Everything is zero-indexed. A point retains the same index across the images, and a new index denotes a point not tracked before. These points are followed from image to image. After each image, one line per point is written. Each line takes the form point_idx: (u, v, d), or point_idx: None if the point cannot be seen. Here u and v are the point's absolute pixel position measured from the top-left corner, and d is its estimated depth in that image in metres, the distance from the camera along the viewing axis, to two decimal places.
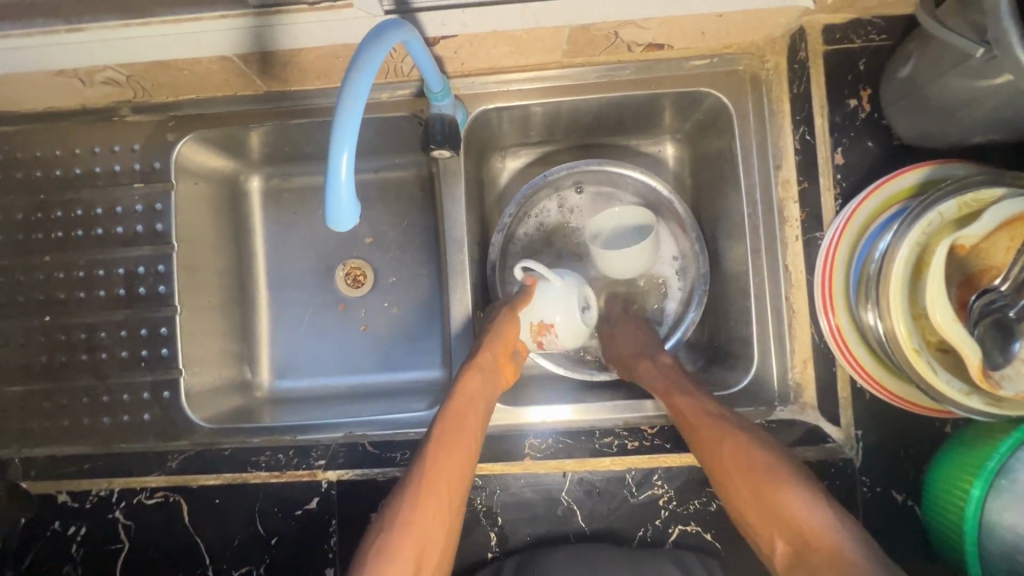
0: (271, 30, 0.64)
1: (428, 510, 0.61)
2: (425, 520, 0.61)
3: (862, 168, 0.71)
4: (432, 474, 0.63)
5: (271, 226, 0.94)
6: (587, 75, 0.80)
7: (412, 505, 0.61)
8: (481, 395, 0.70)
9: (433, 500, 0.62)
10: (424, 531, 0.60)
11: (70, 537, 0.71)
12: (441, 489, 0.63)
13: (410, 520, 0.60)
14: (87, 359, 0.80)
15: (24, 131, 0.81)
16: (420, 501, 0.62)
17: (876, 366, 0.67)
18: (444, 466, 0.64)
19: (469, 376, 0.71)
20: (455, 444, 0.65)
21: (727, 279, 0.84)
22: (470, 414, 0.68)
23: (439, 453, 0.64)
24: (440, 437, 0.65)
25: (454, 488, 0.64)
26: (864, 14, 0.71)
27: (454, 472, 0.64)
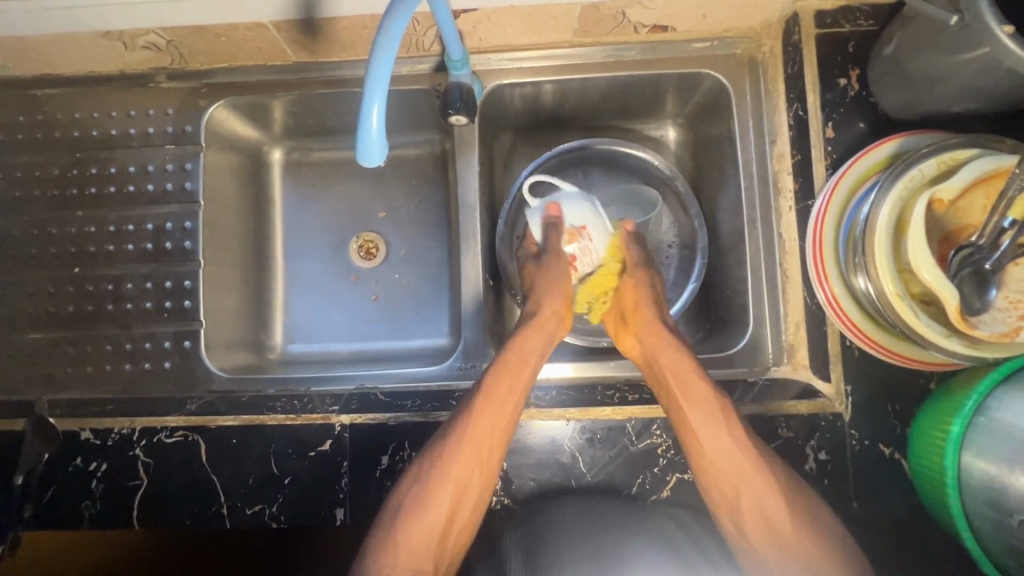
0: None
1: (469, 462, 0.67)
2: (467, 465, 0.67)
3: (851, 142, 0.76)
4: (476, 429, 0.68)
5: (291, 196, 0.99)
6: (596, 55, 0.85)
7: (455, 457, 0.67)
8: (534, 353, 0.73)
9: (473, 453, 0.67)
10: (460, 481, 0.67)
11: (90, 473, 0.74)
12: (482, 447, 0.68)
13: (450, 470, 0.67)
14: (113, 309, 0.84)
15: (65, 93, 0.86)
16: (463, 454, 0.67)
17: (864, 321, 0.71)
18: (486, 424, 0.68)
19: (528, 335, 0.74)
20: (503, 401, 0.69)
21: (724, 251, 0.88)
22: (522, 374, 0.71)
23: (486, 409, 0.69)
24: (492, 393, 0.69)
25: (494, 444, 0.68)
26: (852, 2, 0.76)
27: (496, 430, 0.69)
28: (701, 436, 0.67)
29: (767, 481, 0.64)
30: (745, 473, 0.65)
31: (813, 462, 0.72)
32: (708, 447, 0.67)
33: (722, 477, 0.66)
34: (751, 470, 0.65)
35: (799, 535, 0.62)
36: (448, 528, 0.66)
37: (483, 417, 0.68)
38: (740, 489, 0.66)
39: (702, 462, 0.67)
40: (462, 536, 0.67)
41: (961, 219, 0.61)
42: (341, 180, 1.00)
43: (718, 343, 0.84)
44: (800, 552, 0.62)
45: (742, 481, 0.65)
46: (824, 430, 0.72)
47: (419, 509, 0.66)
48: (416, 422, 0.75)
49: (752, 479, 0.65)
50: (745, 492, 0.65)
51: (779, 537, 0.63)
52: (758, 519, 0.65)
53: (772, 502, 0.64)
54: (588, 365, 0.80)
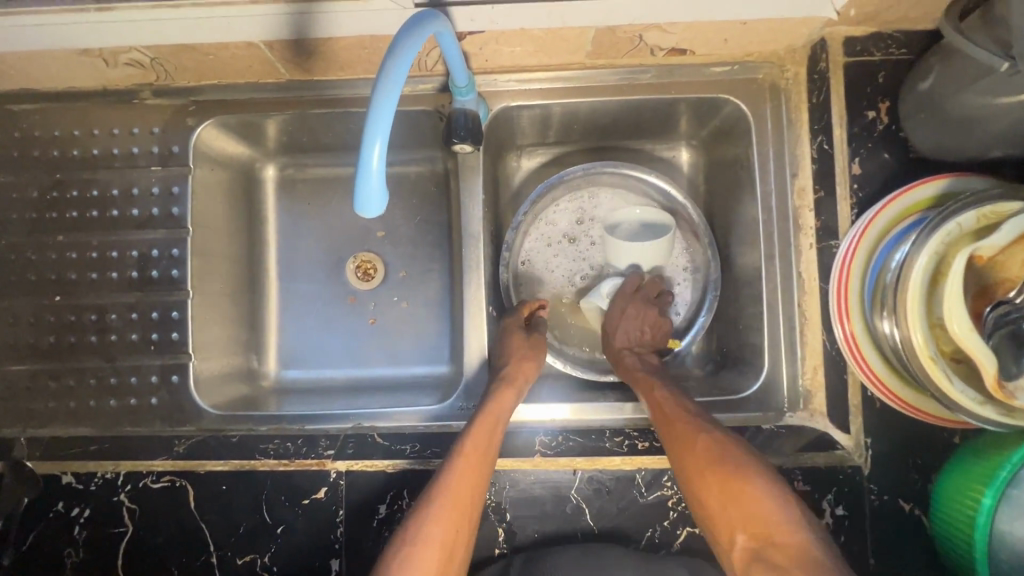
0: (303, 20, 0.64)
1: (451, 525, 0.62)
2: (454, 518, 0.62)
3: (879, 180, 0.72)
4: (456, 487, 0.64)
5: (285, 216, 0.94)
6: (609, 77, 0.80)
7: (436, 520, 0.62)
8: (506, 413, 0.70)
9: (458, 505, 0.63)
10: (450, 534, 0.62)
11: (72, 519, 0.70)
12: (463, 506, 0.63)
13: (435, 523, 0.61)
14: (96, 341, 0.80)
15: (43, 109, 0.81)
16: (445, 515, 0.62)
17: (889, 374, 0.67)
18: (468, 481, 0.64)
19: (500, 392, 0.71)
20: (483, 452, 0.66)
21: (738, 285, 0.85)
22: (495, 433, 0.68)
23: (468, 466, 0.65)
24: (470, 451, 0.66)
25: (473, 502, 0.64)
26: (884, 28, 0.72)
27: (475, 488, 0.65)
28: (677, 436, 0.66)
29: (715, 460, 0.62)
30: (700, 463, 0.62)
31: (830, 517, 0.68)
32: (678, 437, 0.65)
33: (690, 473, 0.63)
34: (708, 476, 0.61)
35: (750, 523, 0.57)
36: None
37: (462, 473, 0.64)
38: (704, 478, 0.61)
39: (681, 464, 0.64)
40: None
41: (999, 275, 0.57)
42: (337, 200, 0.95)
43: (730, 382, 0.81)
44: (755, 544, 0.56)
45: (704, 472, 0.61)
46: (842, 484, 0.69)
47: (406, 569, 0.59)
48: (416, 469, 0.71)
49: (705, 471, 0.62)
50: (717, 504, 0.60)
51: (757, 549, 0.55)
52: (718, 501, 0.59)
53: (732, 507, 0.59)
54: (587, 408, 0.75)
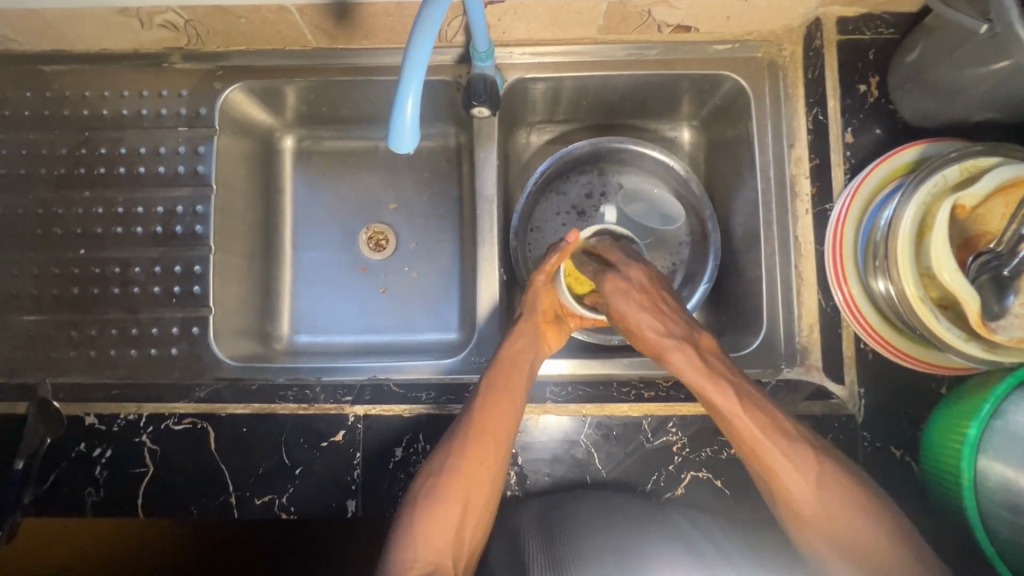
0: None
1: (475, 458, 0.66)
2: (474, 463, 0.66)
3: (870, 148, 0.77)
4: (480, 424, 0.67)
5: (302, 184, 0.98)
6: (617, 52, 0.85)
7: (461, 453, 0.66)
8: (524, 357, 0.73)
9: (478, 452, 0.66)
10: (471, 475, 0.65)
11: (94, 459, 0.72)
12: (488, 442, 0.67)
13: (457, 466, 0.65)
14: (119, 293, 0.82)
15: (75, 70, 0.84)
16: (469, 449, 0.66)
17: (881, 323, 0.71)
18: (492, 419, 0.67)
19: (515, 338, 0.74)
20: (500, 402, 0.69)
21: (738, 252, 0.89)
22: (514, 373, 0.71)
23: (490, 405, 0.68)
24: (491, 390, 0.69)
25: (499, 438, 0.67)
26: (873, 10, 0.78)
27: (501, 426, 0.68)
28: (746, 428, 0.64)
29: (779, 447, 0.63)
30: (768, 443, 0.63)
31: None
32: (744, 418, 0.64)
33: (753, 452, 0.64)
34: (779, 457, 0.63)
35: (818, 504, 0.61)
36: (463, 520, 0.64)
37: (487, 412, 0.68)
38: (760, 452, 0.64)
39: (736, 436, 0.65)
40: (479, 528, 0.64)
41: (980, 226, 0.61)
42: (354, 169, 0.99)
43: (730, 343, 0.85)
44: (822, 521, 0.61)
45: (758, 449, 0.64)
46: (837, 431, 0.73)
47: (432, 504, 0.64)
48: (431, 414, 0.74)
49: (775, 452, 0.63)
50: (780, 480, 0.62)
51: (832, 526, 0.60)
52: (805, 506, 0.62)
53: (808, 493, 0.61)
54: (591, 363, 0.79)
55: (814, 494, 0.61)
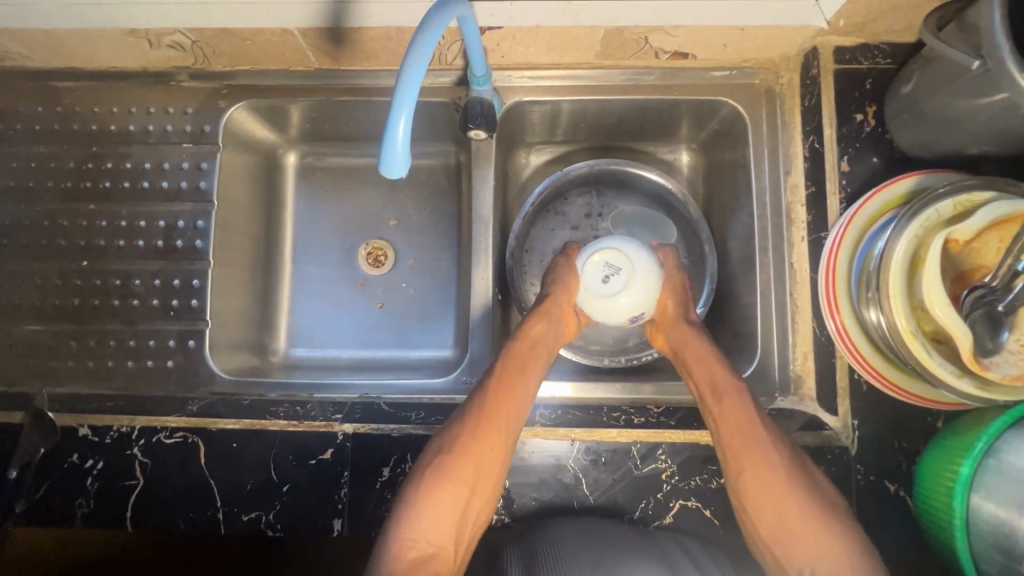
0: (351, 8, 0.71)
1: (485, 443, 0.66)
2: (484, 446, 0.66)
3: (866, 176, 0.77)
4: (494, 405, 0.68)
5: (303, 200, 0.99)
6: (615, 77, 0.86)
7: (472, 436, 0.66)
8: (543, 342, 0.74)
9: (489, 434, 0.66)
10: (479, 460, 0.65)
11: (86, 471, 0.72)
12: (500, 425, 0.67)
13: (468, 448, 0.65)
14: (119, 305, 0.83)
15: (85, 87, 0.86)
16: (481, 431, 0.66)
17: (875, 356, 0.71)
18: (505, 402, 0.68)
19: (533, 322, 0.75)
20: (515, 385, 0.69)
21: (734, 277, 0.89)
22: (530, 357, 0.72)
23: (505, 387, 0.69)
24: (503, 375, 0.70)
25: (510, 421, 0.68)
26: (871, 39, 0.78)
27: (513, 411, 0.68)
28: (743, 447, 0.66)
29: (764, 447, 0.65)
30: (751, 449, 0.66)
31: None
32: (734, 417, 0.68)
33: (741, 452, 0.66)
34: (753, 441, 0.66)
35: (800, 519, 0.63)
36: (469, 504, 0.64)
37: (499, 393, 0.68)
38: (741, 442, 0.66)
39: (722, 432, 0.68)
40: (482, 511, 0.65)
41: (975, 260, 0.61)
42: (354, 187, 1.00)
43: None
44: (799, 532, 0.63)
45: (744, 436, 0.66)
46: (829, 463, 0.72)
47: (438, 484, 0.64)
48: (420, 435, 0.74)
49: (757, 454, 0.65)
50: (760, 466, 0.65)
51: (797, 535, 0.63)
52: (758, 497, 0.64)
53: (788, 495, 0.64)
54: (588, 386, 0.78)
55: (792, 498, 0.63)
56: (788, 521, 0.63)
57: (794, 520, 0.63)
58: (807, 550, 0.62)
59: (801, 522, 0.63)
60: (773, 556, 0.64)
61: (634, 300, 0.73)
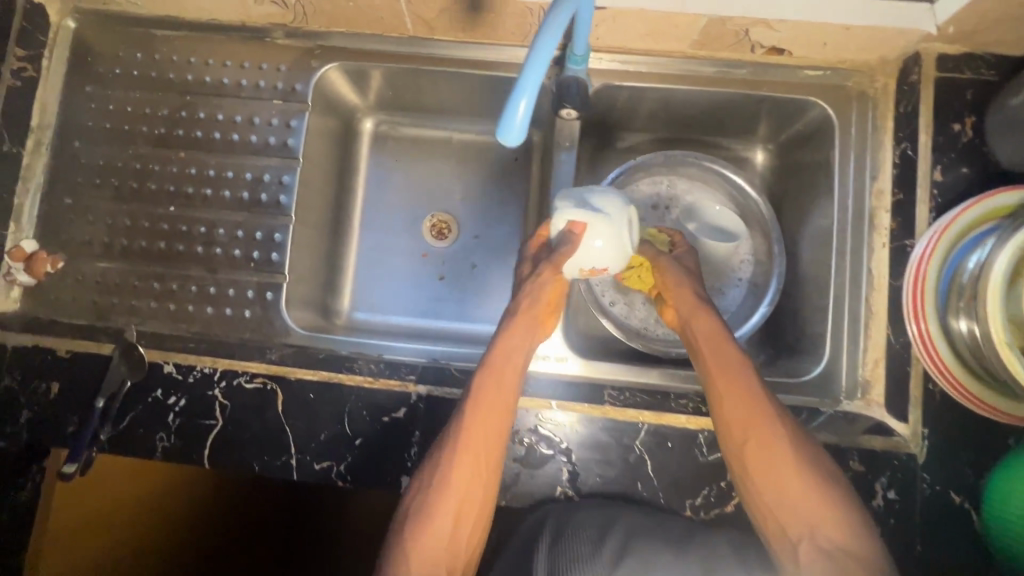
0: None
1: (467, 461, 0.63)
2: (467, 458, 0.63)
3: (957, 188, 0.76)
4: (475, 413, 0.65)
5: (377, 167, 1.01)
6: (706, 68, 0.86)
7: (454, 452, 0.63)
8: (516, 352, 0.70)
9: (467, 450, 0.64)
10: (465, 472, 0.63)
11: (169, 406, 0.75)
12: (480, 441, 0.64)
13: (450, 461, 0.63)
14: (202, 252, 0.85)
15: (184, 37, 0.88)
16: (463, 447, 0.63)
17: (958, 367, 0.70)
18: (482, 417, 0.65)
19: (507, 331, 0.71)
20: (490, 400, 0.66)
21: (803, 280, 0.89)
22: (508, 370, 0.68)
23: (483, 400, 0.66)
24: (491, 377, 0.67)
25: (493, 430, 0.65)
26: (976, 50, 0.77)
27: (494, 419, 0.65)
28: (749, 439, 0.64)
29: (768, 421, 0.65)
30: (760, 423, 0.65)
31: (882, 500, 0.71)
32: (735, 397, 0.67)
33: (744, 426, 0.65)
34: (758, 415, 0.65)
35: (806, 498, 0.61)
36: (459, 516, 0.62)
37: (475, 412, 0.65)
38: (742, 420, 0.65)
39: (725, 406, 0.67)
40: (476, 521, 0.62)
41: None
42: (427, 157, 1.01)
43: (787, 369, 0.85)
44: (807, 514, 0.60)
45: (748, 414, 0.66)
46: (895, 469, 0.72)
47: (425, 512, 0.61)
48: None
49: (766, 428, 0.65)
50: (757, 439, 0.64)
51: (806, 512, 0.61)
52: (765, 472, 0.63)
53: (789, 471, 0.62)
54: (653, 372, 0.79)
55: (796, 474, 0.62)
56: (796, 500, 0.61)
57: (801, 496, 0.61)
58: (815, 525, 0.60)
59: (808, 500, 0.61)
60: (780, 536, 0.61)
61: (610, 244, 0.71)
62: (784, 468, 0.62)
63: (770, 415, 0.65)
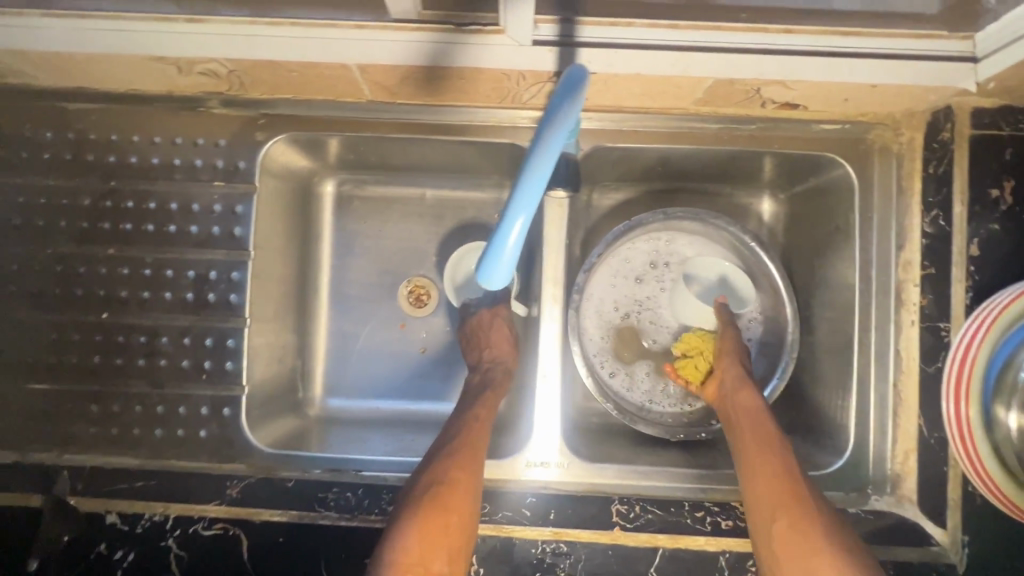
0: (427, 51, 0.59)
1: (439, 522, 0.57)
2: (443, 525, 0.58)
3: (997, 263, 0.68)
4: (453, 478, 0.61)
5: (342, 238, 0.89)
6: (710, 124, 0.76)
7: (428, 510, 0.58)
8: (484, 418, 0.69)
9: (448, 514, 0.58)
10: (439, 538, 0.57)
11: (114, 563, 0.66)
12: (457, 502, 0.59)
13: (426, 525, 0.57)
14: (144, 365, 0.74)
15: (101, 110, 0.75)
16: (439, 508, 0.58)
17: (1005, 478, 0.61)
18: (461, 481, 0.61)
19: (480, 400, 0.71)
20: (469, 462, 0.63)
21: (819, 351, 0.81)
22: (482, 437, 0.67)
23: (462, 463, 0.62)
24: (482, 413, 0.69)
25: (470, 498, 0.61)
26: (1016, 103, 0.68)
27: (470, 486, 0.61)
28: (759, 462, 0.66)
29: (790, 492, 0.63)
30: (785, 494, 0.63)
31: None
32: (763, 465, 0.65)
33: (771, 500, 0.63)
34: (784, 486, 0.63)
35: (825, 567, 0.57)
36: None
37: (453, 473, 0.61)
38: (769, 493, 0.63)
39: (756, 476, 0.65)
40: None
41: None
42: (397, 221, 0.90)
43: (807, 455, 0.77)
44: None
45: (776, 484, 0.63)
46: None
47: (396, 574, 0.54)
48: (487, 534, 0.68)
49: (789, 499, 0.62)
50: (781, 512, 0.62)
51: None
52: (788, 549, 0.60)
53: (811, 541, 0.59)
54: (662, 478, 0.72)
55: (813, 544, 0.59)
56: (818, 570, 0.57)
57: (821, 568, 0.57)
58: None
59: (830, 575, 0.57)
60: None
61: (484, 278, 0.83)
62: (802, 544, 0.59)
63: (797, 488, 0.63)
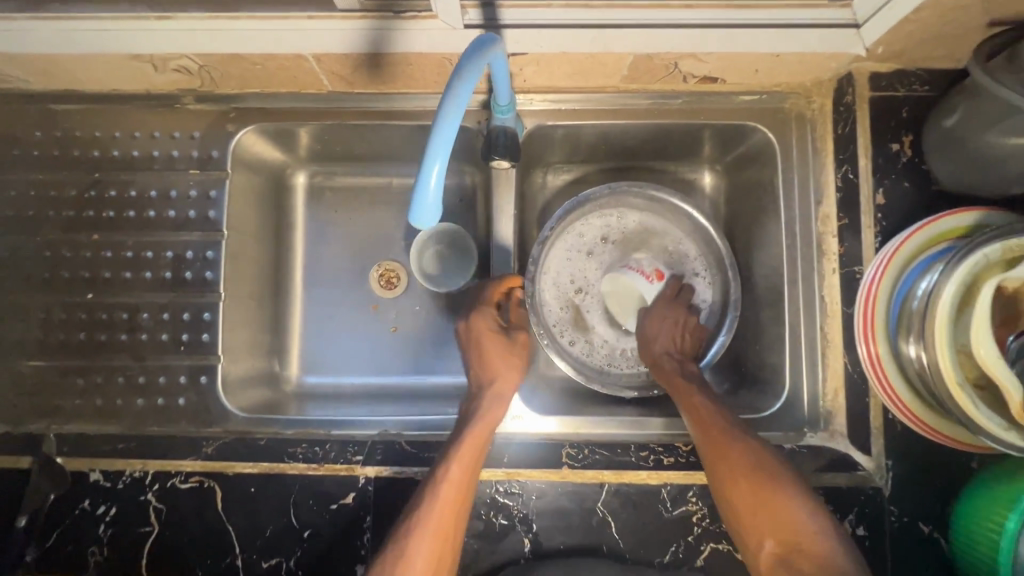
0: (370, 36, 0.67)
1: (434, 521, 0.64)
2: (433, 521, 0.64)
3: (901, 210, 0.75)
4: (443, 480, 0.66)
5: (312, 223, 0.95)
6: (641, 100, 0.83)
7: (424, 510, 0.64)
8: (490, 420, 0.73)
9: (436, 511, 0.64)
10: (432, 533, 0.63)
11: (98, 517, 0.72)
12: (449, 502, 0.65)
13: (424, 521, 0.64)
14: (127, 340, 0.80)
15: (85, 110, 0.82)
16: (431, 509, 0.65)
17: (915, 401, 0.69)
18: (450, 482, 0.66)
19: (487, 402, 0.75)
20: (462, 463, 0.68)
21: (758, 306, 0.86)
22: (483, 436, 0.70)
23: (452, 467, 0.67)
24: (489, 414, 0.73)
25: (460, 498, 0.66)
26: (908, 66, 0.75)
27: (461, 486, 0.66)
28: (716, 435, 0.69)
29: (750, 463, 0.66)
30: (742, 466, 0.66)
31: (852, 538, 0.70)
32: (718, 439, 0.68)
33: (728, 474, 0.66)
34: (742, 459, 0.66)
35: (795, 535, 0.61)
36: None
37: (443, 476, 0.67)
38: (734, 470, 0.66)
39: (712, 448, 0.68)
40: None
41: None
42: (364, 206, 0.96)
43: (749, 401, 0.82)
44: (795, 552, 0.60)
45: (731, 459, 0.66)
46: (863, 505, 0.71)
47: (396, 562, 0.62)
48: None
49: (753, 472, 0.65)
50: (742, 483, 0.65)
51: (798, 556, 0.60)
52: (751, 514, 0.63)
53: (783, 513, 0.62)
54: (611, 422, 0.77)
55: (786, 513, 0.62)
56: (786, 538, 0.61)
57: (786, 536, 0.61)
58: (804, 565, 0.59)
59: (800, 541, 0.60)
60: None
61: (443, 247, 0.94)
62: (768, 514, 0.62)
63: (764, 461, 0.66)
